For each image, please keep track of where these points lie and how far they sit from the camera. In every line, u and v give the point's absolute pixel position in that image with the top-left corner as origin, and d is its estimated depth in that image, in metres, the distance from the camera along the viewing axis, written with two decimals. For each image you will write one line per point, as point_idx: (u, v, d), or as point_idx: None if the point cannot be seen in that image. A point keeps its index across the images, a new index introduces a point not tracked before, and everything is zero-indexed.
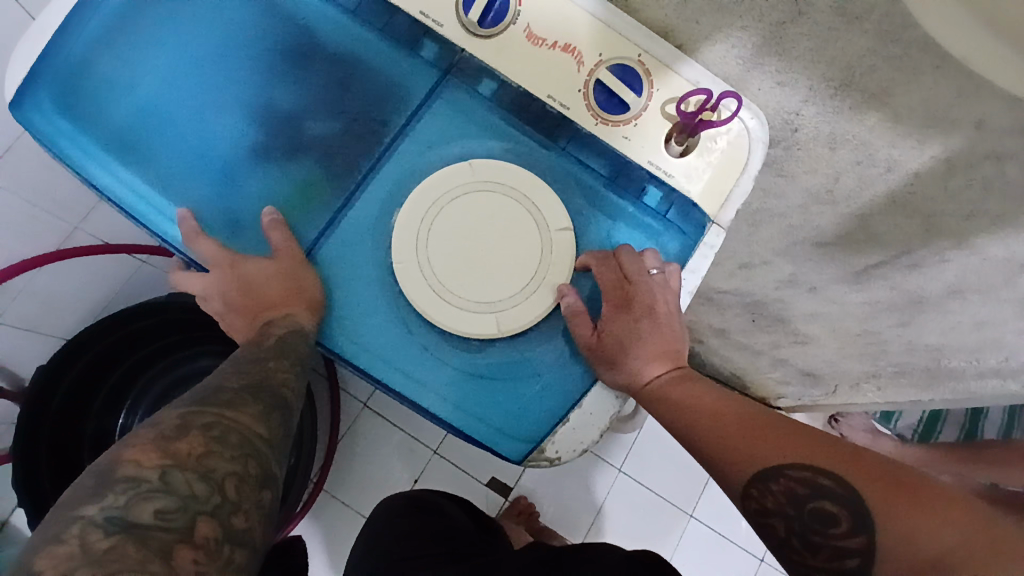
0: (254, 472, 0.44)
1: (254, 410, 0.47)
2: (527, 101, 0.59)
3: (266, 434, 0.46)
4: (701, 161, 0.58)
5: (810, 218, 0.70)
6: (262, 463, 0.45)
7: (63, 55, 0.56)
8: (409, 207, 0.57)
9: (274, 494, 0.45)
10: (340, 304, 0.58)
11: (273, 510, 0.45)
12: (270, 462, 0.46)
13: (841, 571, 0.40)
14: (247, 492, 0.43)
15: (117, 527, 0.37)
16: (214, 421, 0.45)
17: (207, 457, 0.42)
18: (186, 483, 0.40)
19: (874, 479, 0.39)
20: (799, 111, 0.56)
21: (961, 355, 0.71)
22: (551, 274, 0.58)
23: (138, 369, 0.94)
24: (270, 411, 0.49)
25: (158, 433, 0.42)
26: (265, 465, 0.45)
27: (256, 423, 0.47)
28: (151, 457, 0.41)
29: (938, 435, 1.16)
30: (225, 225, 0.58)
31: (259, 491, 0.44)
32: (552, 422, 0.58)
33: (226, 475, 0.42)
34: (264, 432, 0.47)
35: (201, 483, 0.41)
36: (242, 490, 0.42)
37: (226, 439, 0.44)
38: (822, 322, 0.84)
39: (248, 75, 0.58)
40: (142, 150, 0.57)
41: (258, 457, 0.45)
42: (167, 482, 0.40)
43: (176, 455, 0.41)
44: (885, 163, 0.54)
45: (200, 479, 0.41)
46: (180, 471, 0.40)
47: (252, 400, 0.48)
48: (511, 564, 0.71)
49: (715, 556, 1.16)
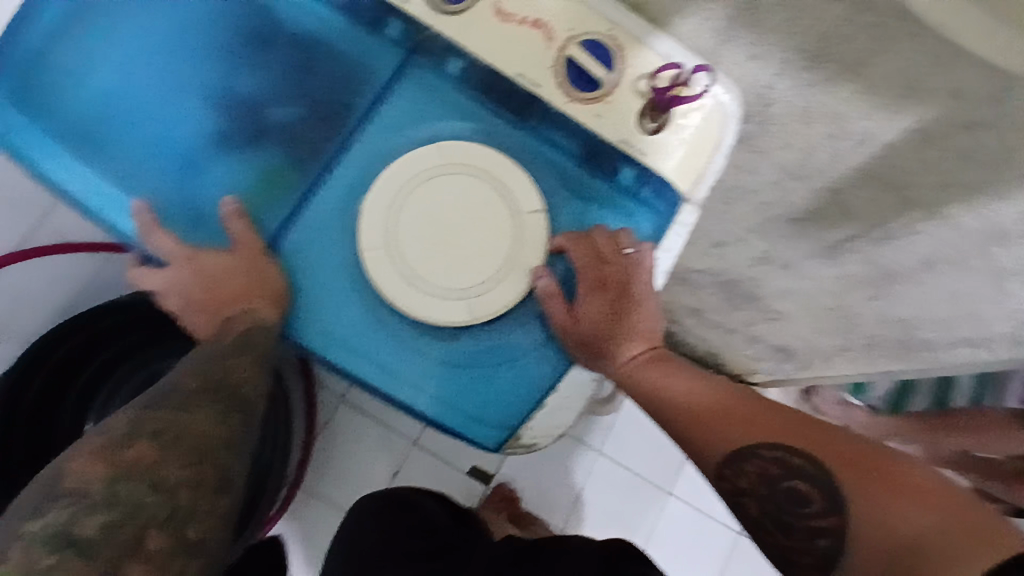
0: (211, 477, 0.41)
1: (210, 412, 0.45)
2: (496, 80, 0.56)
3: (224, 436, 0.44)
4: (674, 139, 0.57)
5: (784, 193, 0.69)
6: (220, 468, 0.42)
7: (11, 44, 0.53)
8: (374, 192, 0.55)
9: (233, 500, 0.43)
10: (306, 295, 0.55)
11: (231, 517, 0.43)
12: (230, 466, 0.43)
13: (812, 551, 0.39)
14: (202, 500, 0.40)
15: (61, 542, 0.36)
16: (165, 425, 0.42)
17: (158, 465, 0.40)
18: (135, 494, 0.39)
19: (847, 461, 0.40)
20: (773, 84, 0.63)
21: (933, 327, 0.72)
22: (525, 257, 0.56)
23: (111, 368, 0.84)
24: (230, 411, 0.46)
25: (106, 440, 0.41)
26: (223, 469, 0.42)
27: (211, 425, 0.44)
28: (96, 468, 0.39)
29: (908, 405, 1.20)
30: (185, 218, 0.55)
31: (216, 496, 0.41)
32: (528, 408, 0.57)
33: (179, 483, 0.40)
34: (223, 433, 0.44)
35: (150, 494, 0.39)
36: (198, 498, 0.40)
37: (178, 446, 0.42)
38: (794, 300, 0.81)
39: (204, 57, 0.55)
40: (97, 141, 0.54)
41: (214, 462, 0.42)
42: (113, 494, 0.38)
43: (125, 464, 0.40)
44: (858, 135, 0.61)
45: (150, 489, 0.39)
46: (127, 482, 0.39)
47: (207, 400, 0.46)
48: (487, 557, 0.71)
49: (695, 533, 1.18)
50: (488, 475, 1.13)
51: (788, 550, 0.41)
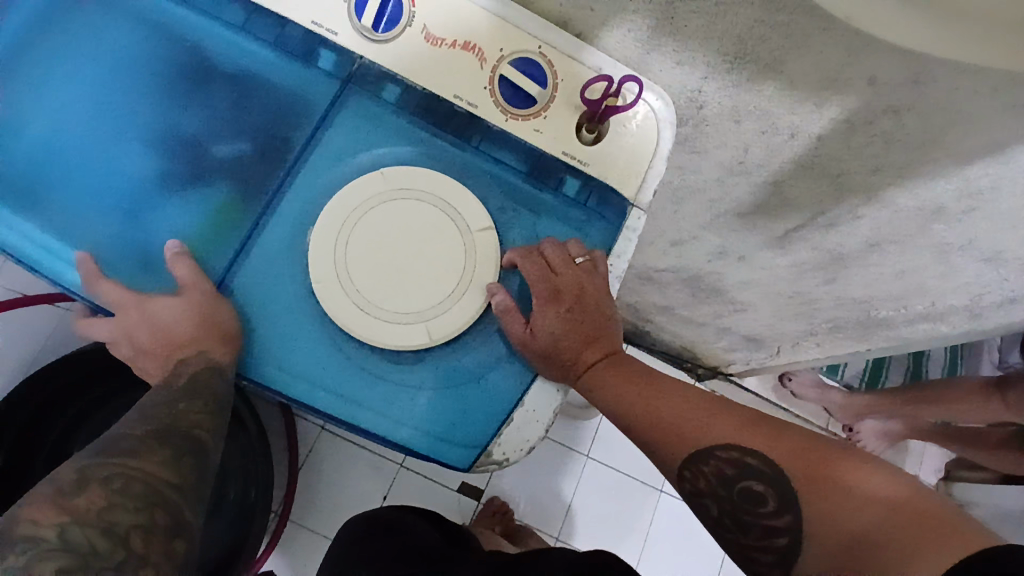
0: (163, 522, 0.45)
1: (161, 457, 0.48)
2: (434, 103, 0.58)
3: (175, 481, 0.47)
4: (614, 147, 0.59)
5: (727, 190, 0.71)
6: (172, 512, 0.46)
7: None
8: (323, 223, 0.55)
9: (188, 543, 0.46)
10: (260, 331, 0.55)
11: (187, 559, 0.46)
12: (183, 510, 0.47)
13: (771, 549, 0.43)
14: (156, 544, 0.44)
15: None
16: (116, 472, 0.45)
17: (107, 513, 0.43)
18: (86, 539, 0.41)
19: (795, 459, 0.43)
20: (701, 87, 0.58)
21: (889, 305, 0.77)
22: (478, 274, 0.57)
23: (87, 414, 0.85)
24: (180, 455, 0.49)
25: (56, 489, 0.43)
26: (175, 515, 0.46)
27: (163, 470, 0.47)
28: (48, 516, 0.41)
29: (884, 380, 1.24)
30: (133, 264, 0.54)
31: (170, 540, 0.45)
32: (496, 423, 0.57)
33: (129, 528, 0.43)
34: (174, 478, 0.48)
35: (103, 538, 0.42)
36: (151, 542, 0.44)
37: (130, 491, 0.45)
38: (756, 290, 0.87)
39: (141, 102, 0.55)
40: (37, 195, 0.53)
41: (166, 507, 0.46)
42: (66, 539, 0.41)
43: (75, 512, 0.42)
44: (788, 130, 0.57)
45: (102, 533, 0.42)
46: (79, 527, 0.42)
47: (158, 447, 0.49)
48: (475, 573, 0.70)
49: (688, 528, 1.19)
50: (478, 489, 1.13)
51: (750, 548, 0.44)
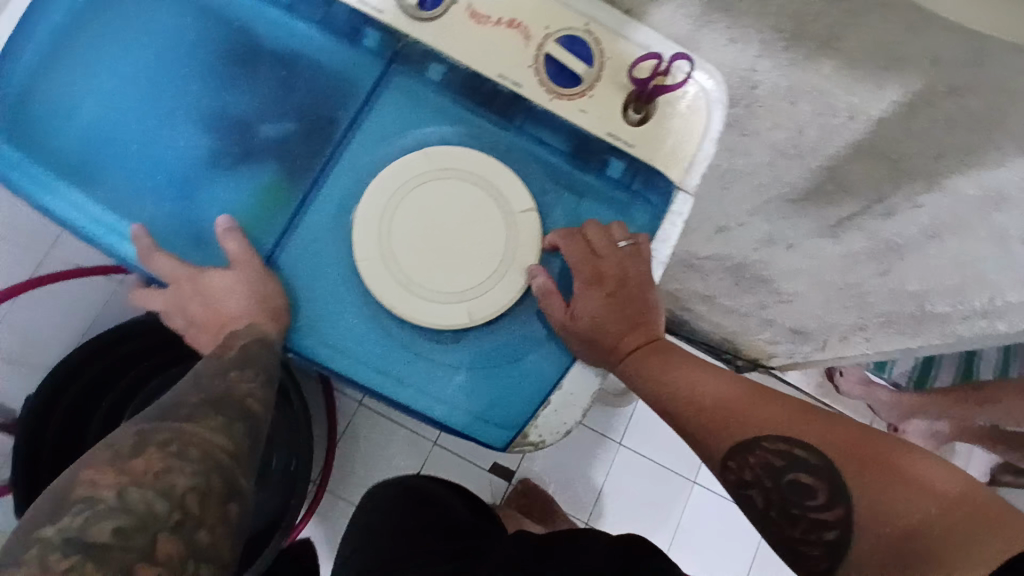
0: (219, 486, 0.43)
1: (217, 423, 0.47)
2: (477, 82, 0.57)
3: (231, 447, 0.46)
4: (661, 128, 0.57)
5: (778, 172, 0.74)
6: (228, 477, 0.44)
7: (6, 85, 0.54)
8: (367, 202, 0.56)
9: (242, 508, 0.45)
10: (306, 307, 0.56)
11: (241, 526, 0.44)
12: (238, 475, 0.45)
13: (821, 543, 0.41)
14: (212, 509, 0.42)
15: (76, 547, 0.37)
16: (172, 436, 0.44)
17: (164, 476, 0.42)
18: (144, 501, 0.40)
19: (847, 450, 0.42)
20: (754, 66, 0.69)
21: (947, 299, 0.70)
22: (519, 256, 0.57)
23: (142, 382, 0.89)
24: (235, 422, 0.48)
25: (114, 453, 0.43)
26: (231, 479, 0.44)
27: (218, 435, 0.46)
28: (107, 477, 0.41)
29: (933, 378, 1.18)
30: (186, 240, 0.56)
31: (225, 505, 0.43)
32: (534, 405, 0.57)
33: (187, 491, 0.42)
34: (229, 444, 0.46)
35: (160, 500, 0.40)
36: (207, 506, 0.42)
37: (187, 455, 0.43)
38: (805, 278, 0.79)
39: (191, 82, 0.56)
40: (95, 172, 0.55)
41: (223, 472, 0.44)
42: (123, 500, 0.40)
43: (131, 474, 0.41)
44: (847, 112, 0.68)
45: (160, 496, 0.41)
46: (137, 489, 0.40)
47: (213, 412, 0.47)
48: (502, 546, 0.70)
49: (722, 520, 1.17)
50: (511, 472, 1.14)
51: (797, 542, 0.43)
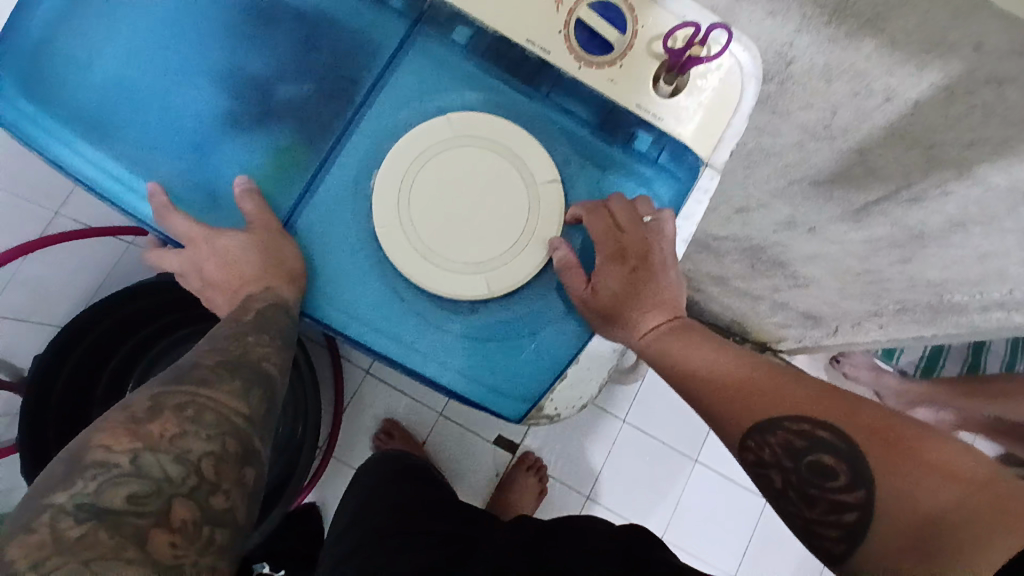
0: (234, 450, 0.45)
1: (233, 387, 0.48)
2: (505, 47, 0.55)
3: (246, 412, 0.47)
4: (691, 102, 0.55)
5: (805, 155, 0.70)
6: (242, 441, 0.46)
7: (24, 34, 0.53)
8: (387, 167, 0.55)
9: (258, 471, 0.46)
10: (324, 272, 0.55)
11: (258, 488, 0.46)
12: (253, 439, 0.47)
13: (839, 524, 0.41)
14: (227, 472, 0.44)
15: (88, 514, 0.39)
16: (188, 400, 0.46)
17: (180, 439, 0.43)
18: (159, 466, 0.41)
19: (872, 432, 0.41)
20: (792, 41, 0.57)
21: (964, 290, 0.71)
22: (541, 229, 0.56)
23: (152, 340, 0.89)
24: (250, 387, 0.49)
25: (129, 415, 0.44)
26: (245, 442, 0.46)
27: (234, 400, 0.47)
28: (121, 441, 0.42)
29: (940, 368, 1.18)
30: (201, 200, 0.56)
31: (240, 468, 0.45)
32: (550, 378, 0.57)
33: (202, 455, 0.43)
34: (245, 409, 0.48)
35: (175, 465, 0.42)
36: (222, 470, 0.44)
37: (202, 419, 0.45)
38: (822, 263, 0.83)
39: (208, 38, 0.55)
40: (109, 127, 0.54)
41: (236, 435, 0.46)
42: (139, 465, 0.41)
43: (148, 438, 0.42)
44: (883, 93, 0.55)
45: (175, 460, 0.42)
46: (151, 454, 0.42)
47: (230, 376, 0.49)
48: (501, 537, 0.67)
49: (722, 498, 1.18)
50: (514, 445, 1.15)
51: (814, 523, 0.42)
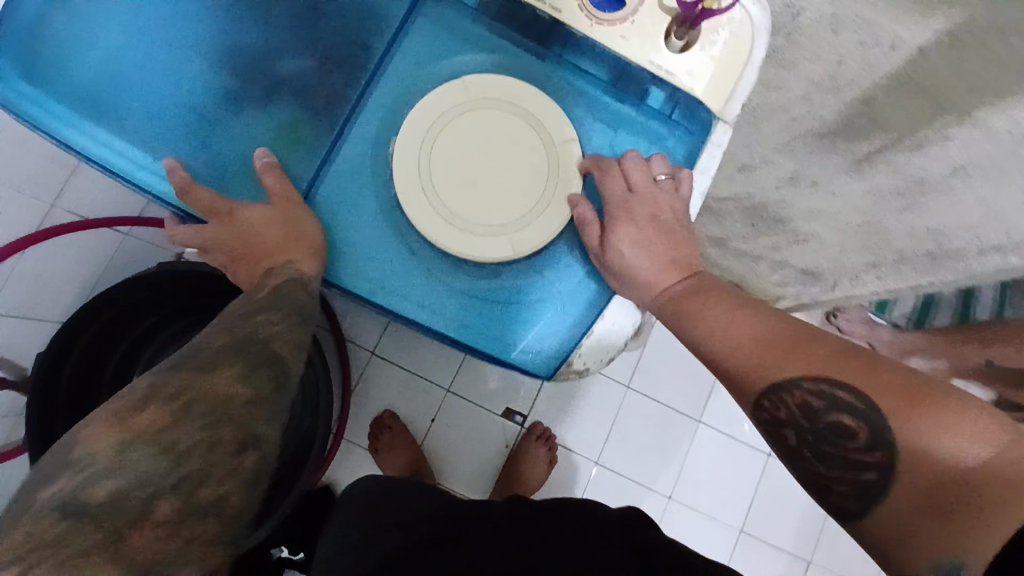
0: (229, 438, 0.42)
1: (234, 371, 0.45)
2: (515, 9, 0.56)
3: (247, 395, 0.44)
4: (703, 56, 0.56)
5: (813, 107, 0.73)
6: (240, 427, 0.42)
7: (25, 16, 0.52)
8: (405, 135, 0.54)
9: (260, 457, 0.43)
10: (347, 242, 0.56)
11: (259, 474, 0.43)
12: (254, 423, 0.43)
13: (855, 482, 0.41)
14: (218, 462, 0.41)
15: (68, 509, 0.36)
16: (183, 387, 0.43)
17: (168, 430, 0.40)
18: (142, 460, 0.39)
19: (893, 391, 0.41)
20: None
21: (962, 235, 0.72)
22: (562, 186, 0.56)
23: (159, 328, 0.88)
24: (251, 369, 0.46)
25: (125, 403, 0.41)
26: (243, 429, 0.43)
27: (234, 385, 0.44)
28: (110, 433, 0.39)
29: (932, 319, 1.20)
30: (215, 176, 0.55)
31: (237, 457, 0.42)
32: (577, 334, 0.58)
33: (192, 446, 0.40)
34: (246, 393, 0.44)
35: (162, 457, 0.39)
36: (213, 460, 0.40)
37: (194, 408, 0.42)
38: (824, 220, 0.80)
39: (214, 10, 0.54)
40: (117, 107, 0.53)
41: (232, 422, 0.42)
42: (124, 459, 0.38)
43: (134, 430, 0.39)
44: (889, 41, 0.67)
45: (160, 453, 0.39)
46: (141, 446, 0.39)
47: (234, 359, 0.46)
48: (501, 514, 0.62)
49: (727, 455, 1.21)
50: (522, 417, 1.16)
51: (828, 479, 0.43)
